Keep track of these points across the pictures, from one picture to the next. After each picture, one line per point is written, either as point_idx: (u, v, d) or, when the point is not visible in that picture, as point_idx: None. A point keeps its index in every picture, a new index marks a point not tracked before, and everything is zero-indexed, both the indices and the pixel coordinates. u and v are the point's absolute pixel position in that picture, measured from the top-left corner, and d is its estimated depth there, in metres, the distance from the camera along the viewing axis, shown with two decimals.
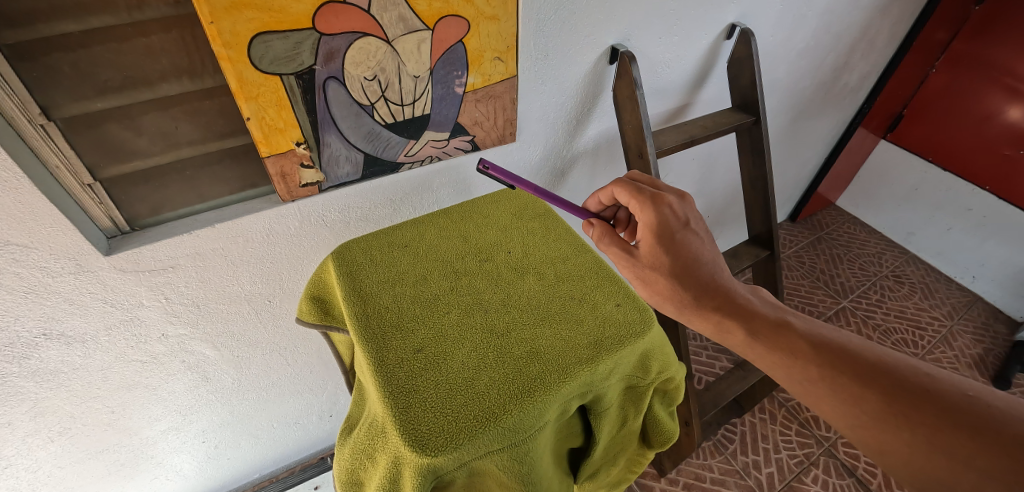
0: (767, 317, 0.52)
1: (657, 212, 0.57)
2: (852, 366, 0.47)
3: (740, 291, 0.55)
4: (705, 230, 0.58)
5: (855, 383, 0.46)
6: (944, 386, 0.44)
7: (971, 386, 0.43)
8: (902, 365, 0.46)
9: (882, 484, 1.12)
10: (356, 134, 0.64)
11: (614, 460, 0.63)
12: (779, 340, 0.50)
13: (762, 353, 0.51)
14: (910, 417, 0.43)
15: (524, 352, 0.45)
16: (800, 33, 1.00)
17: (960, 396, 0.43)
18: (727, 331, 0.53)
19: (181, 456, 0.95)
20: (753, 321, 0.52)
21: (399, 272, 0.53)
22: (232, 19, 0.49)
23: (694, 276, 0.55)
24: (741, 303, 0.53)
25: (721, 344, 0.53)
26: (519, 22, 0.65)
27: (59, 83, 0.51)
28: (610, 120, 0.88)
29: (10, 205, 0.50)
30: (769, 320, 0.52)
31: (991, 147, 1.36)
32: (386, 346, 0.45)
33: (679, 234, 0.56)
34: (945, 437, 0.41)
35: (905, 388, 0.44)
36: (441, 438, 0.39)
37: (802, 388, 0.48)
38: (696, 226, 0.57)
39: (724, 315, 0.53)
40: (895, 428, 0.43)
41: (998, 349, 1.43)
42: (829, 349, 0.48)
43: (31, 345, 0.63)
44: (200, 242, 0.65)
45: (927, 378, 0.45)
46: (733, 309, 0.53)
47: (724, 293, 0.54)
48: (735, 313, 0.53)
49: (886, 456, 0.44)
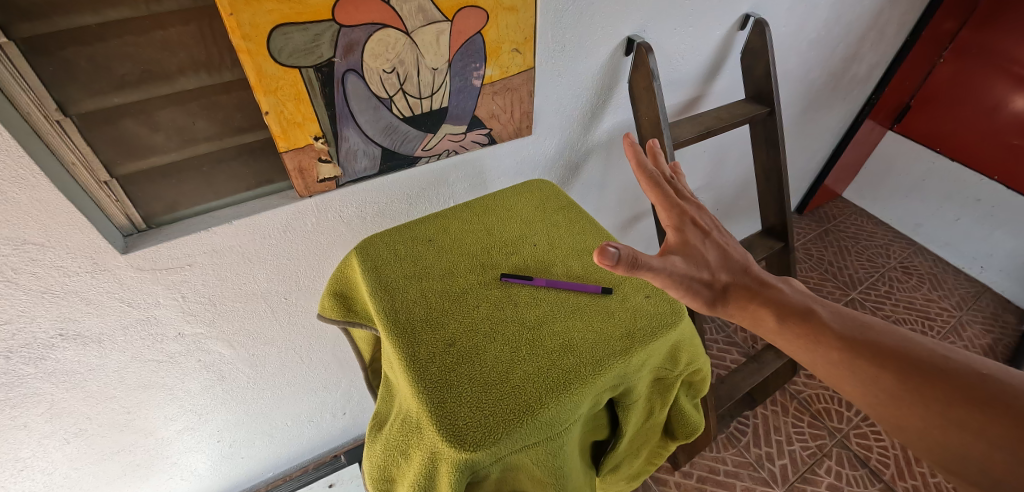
0: (795, 305, 0.48)
1: (673, 207, 0.53)
2: (869, 346, 0.44)
3: (769, 282, 0.50)
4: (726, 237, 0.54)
5: (873, 364, 0.43)
6: (960, 366, 0.40)
7: (985, 364, 0.40)
8: (917, 346, 0.43)
9: (895, 475, 1.12)
10: (374, 127, 0.64)
11: (637, 452, 0.62)
12: (803, 324, 0.47)
13: (786, 337, 0.47)
14: (926, 393, 0.40)
15: (557, 345, 0.44)
16: (813, 22, 0.99)
17: (974, 373, 0.40)
18: (760, 318, 0.49)
19: (194, 455, 0.94)
20: (779, 306, 0.48)
21: (424, 266, 0.52)
22: (252, 10, 0.48)
23: (723, 271, 0.51)
24: (770, 294, 0.49)
25: (752, 331, 0.50)
26: (537, 13, 0.65)
27: (75, 77, 0.50)
28: (624, 112, 0.88)
29: (26, 203, 0.49)
30: (794, 306, 0.48)
31: (998, 136, 1.36)
32: (417, 342, 0.44)
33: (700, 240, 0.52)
34: (959, 413, 0.38)
35: (919, 366, 0.41)
36: (478, 433, 0.38)
37: (823, 369, 0.45)
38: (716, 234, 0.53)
39: (759, 304, 0.49)
40: (911, 404, 0.40)
41: (1008, 339, 1.43)
42: (849, 332, 0.45)
43: (47, 345, 0.62)
44: (217, 239, 0.64)
45: (943, 359, 0.41)
46: (764, 298, 0.49)
47: (755, 282, 0.50)
48: (768, 301, 0.49)
49: (904, 433, 0.41)
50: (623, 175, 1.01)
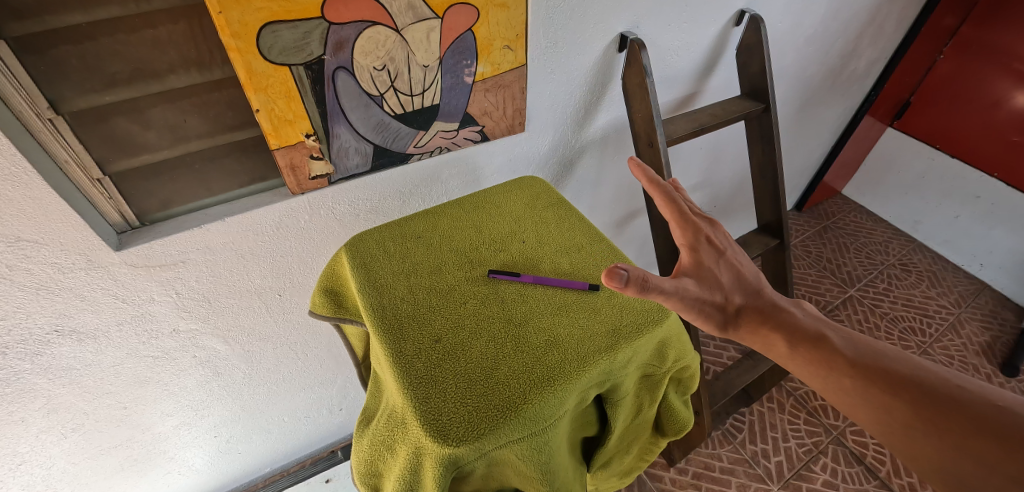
0: (808, 330, 0.49)
1: (688, 227, 0.53)
2: (882, 375, 0.45)
3: (782, 305, 0.51)
4: (742, 256, 0.54)
5: (885, 394, 0.44)
6: (974, 397, 0.41)
7: (999, 396, 0.41)
8: (930, 376, 0.44)
9: (891, 472, 1.12)
10: (365, 125, 0.64)
11: (628, 448, 0.63)
12: (816, 351, 0.47)
13: (800, 363, 0.48)
14: (939, 424, 0.41)
15: (543, 342, 0.45)
16: (810, 18, 0.99)
17: (988, 405, 0.40)
18: (771, 344, 0.50)
19: (191, 450, 0.95)
20: (792, 331, 0.49)
21: (413, 263, 0.52)
22: (241, 8, 0.48)
23: (737, 293, 0.51)
24: (782, 319, 0.50)
25: (765, 355, 0.50)
26: (528, 11, 0.65)
27: (67, 76, 0.50)
28: (618, 109, 0.88)
29: (19, 200, 0.49)
30: (806, 332, 0.49)
31: (998, 132, 1.36)
32: (404, 337, 0.45)
33: (713, 259, 0.52)
34: (972, 443, 0.39)
35: (932, 396, 0.42)
36: (462, 429, 0.38)
37: (836, 396, 0.46)
38: (730, 252, 0.53)
39: (772, 328, 0.50)
40: (925, 435, 0.41)
41: (1006, 336, 1.42)
42: (862, 359, 0.46)
43: (43, 341, 0.63)
44: (211, 236, 0.65)
45: (956, 389, 0.42)
46: (777, 323, 0.50)
47: (768, 306, 0.51)
48: (780, 325, 0.50)
49: (917, 463, 0.42)
50: (618, 172, 1.01)
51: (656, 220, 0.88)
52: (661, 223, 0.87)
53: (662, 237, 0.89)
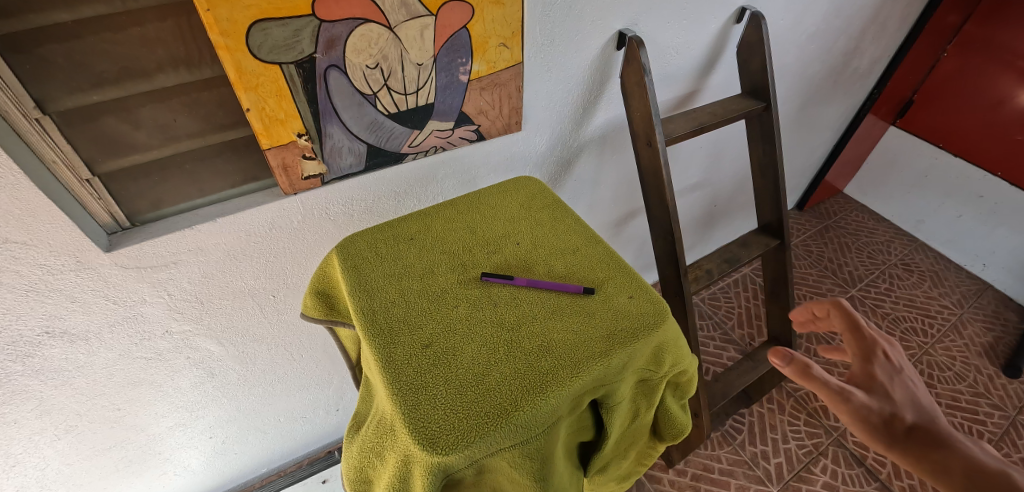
0: (996, 473, 0.43)
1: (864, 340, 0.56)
2: None
3: (962, 440, 0.46)
4: (920, 382, 0.52)
5: None
6: None
7: None
8: None
9: (892, 475, 1.11)
10: (359, 124, 0.63)
11: (625, 452, 0.62)
12: None
13: None
14: None
15: (536, 347, 0.44)
16: (812, 15, 0.97)
17: None
18: (944, 471, 0.44)
19: (187, 451, 0.95)
20: (972, 467, 0.43)
21: (405, 265, 0.51)
22: (230, 5, 0.47)
23: (909, 412, 0.49)
24: (961, 452, 0.45)
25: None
26: (524, 8, 0.63)
27: (53, 75, 0.50)
28: (617, 107, 0.86)
29: (4, 202, 0.48)
30: (992, 474, 0.43)
31: (1002, 131, 1.34)
32: (394, 343, 0.44)
33: (883, 373, 0.52)
34: None
35: None
36: (451, 436, 0.37)
37: None
38: (906, 372, 0.53)
39: (947, 460, 0.44)
40: None
41: (1009, 337, 1.40)
42: None
43: (34, 343, 0.62)
44: (202, 237, 0.64)
45: None
46: (950, 453, 0.45)
47: (945, 436, 0.46)
48: (956, 458, 0.44)
49: None
50: (617, 172, 1.00)
51: (654, 221, 0.87)
52: (659, 223, 0.86)
53: (661, 238, 0.88)
